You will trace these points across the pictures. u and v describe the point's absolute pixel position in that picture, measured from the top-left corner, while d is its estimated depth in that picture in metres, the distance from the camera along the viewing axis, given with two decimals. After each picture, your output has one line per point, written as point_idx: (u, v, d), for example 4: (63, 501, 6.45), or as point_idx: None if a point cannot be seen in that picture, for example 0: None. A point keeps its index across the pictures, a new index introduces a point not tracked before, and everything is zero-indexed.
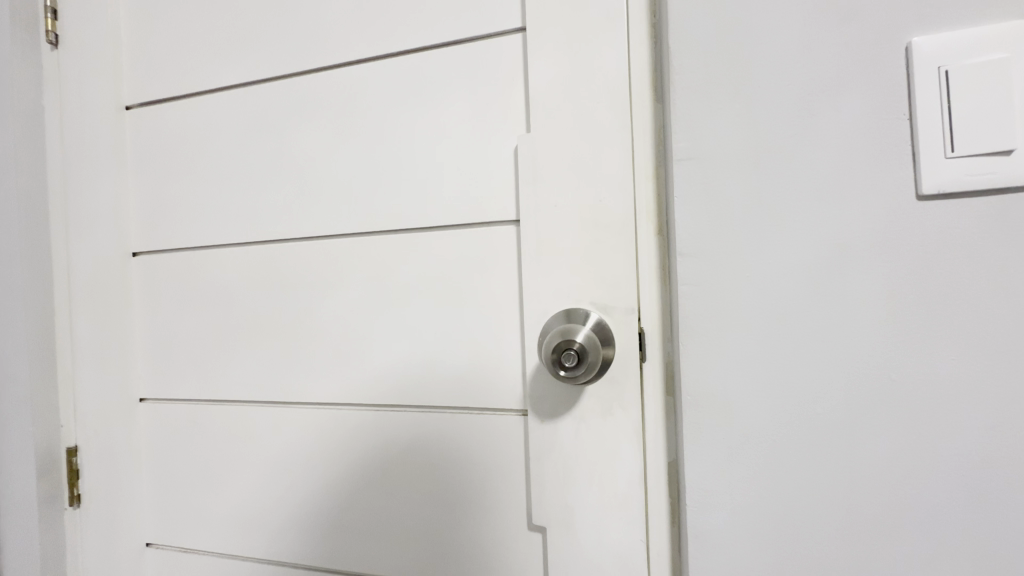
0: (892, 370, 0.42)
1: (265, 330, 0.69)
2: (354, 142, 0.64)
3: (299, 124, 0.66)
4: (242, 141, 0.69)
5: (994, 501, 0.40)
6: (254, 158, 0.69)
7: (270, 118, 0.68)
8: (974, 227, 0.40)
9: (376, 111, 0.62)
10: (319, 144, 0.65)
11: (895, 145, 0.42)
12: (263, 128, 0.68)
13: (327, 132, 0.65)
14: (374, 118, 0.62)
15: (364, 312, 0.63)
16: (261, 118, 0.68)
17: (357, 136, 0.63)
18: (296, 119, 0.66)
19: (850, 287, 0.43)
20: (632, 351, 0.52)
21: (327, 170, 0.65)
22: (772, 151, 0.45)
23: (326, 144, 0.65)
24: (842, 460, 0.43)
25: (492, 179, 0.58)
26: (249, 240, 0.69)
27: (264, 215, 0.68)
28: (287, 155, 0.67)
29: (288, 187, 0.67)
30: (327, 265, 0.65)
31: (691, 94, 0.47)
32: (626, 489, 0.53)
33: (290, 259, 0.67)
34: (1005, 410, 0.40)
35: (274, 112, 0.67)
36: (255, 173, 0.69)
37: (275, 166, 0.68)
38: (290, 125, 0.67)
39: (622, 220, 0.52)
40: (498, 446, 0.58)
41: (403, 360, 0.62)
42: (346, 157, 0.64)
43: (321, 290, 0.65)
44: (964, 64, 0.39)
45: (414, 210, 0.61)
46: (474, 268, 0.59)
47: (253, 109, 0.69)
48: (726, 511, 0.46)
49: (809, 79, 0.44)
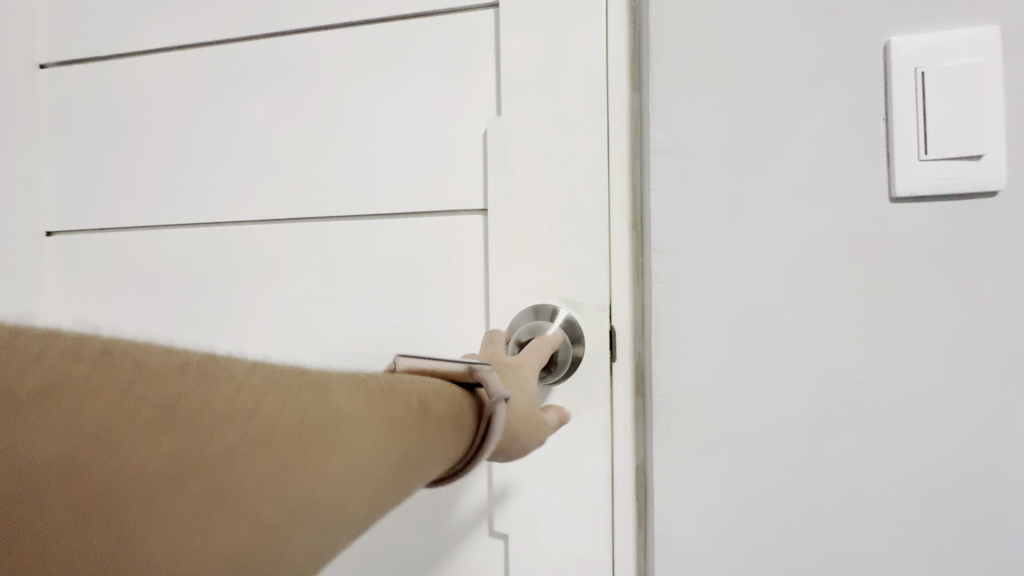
0: (860, 373, 0.42)
1: (206, 322, 0.62)
2: (306, 117, 0.58)
3: (245, 96, 0.60)
4: (178, 110, 0.63)
5: (951, 505, 0.41)
6: (195, 130, 0.62)
7: (212, 87, 0.61)
8: (942, 231, 0.40)
9: (334, 84, 0.57)
10: (271, 117, 0.59)
11: (871, 145, 0.41)
12: (204, 97, 0.62)
13: (278, 105, 0.59)
14: (329, 93, 0.57)
15: (318, 304, 0.59)
16: (203, 85, 0.62)
17: (311, 112, 0.58)
18: (242, 90, 0.60)
19: (823, 289, 0.42)
20: (602, 350, 0.50)
21: (276, 148, 0.59)
22: (750, 146, 0.43)
23: (275, 119, 0.59)
24: (809, 463, 0.43)
25: (457, 164, 0.54)
26: (186, 221, 0.63)
27: (205, 194, 0.62)
28: (231, 129, 0.61)
29: (234, 162, 0.61)
30: (275, 251, 0.60)
31: (670, 84, 0.45)
32: (592, 493, 0.50)
33: (234, 245, 0.61)
34: (964, 412, 0.40)
35: (217, 81, 0.61)
36: (194, 147, 0.62)
37: (217, 140, 0.61)
38: (236, 94, 0.60)
39: (595, 213, 0.50)
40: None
41: (357, 357, 0.57)
42: (298, 133, 0.59)
43: (269, 278, 0.60)
44: (940, 65, 0.39)
45: (372, 195, 0.57)
46: (440, 259, 0.55)
47: (192, 75, 0.62)
48: (694, 514, 0.45)
49: (789, 74, 0.43)
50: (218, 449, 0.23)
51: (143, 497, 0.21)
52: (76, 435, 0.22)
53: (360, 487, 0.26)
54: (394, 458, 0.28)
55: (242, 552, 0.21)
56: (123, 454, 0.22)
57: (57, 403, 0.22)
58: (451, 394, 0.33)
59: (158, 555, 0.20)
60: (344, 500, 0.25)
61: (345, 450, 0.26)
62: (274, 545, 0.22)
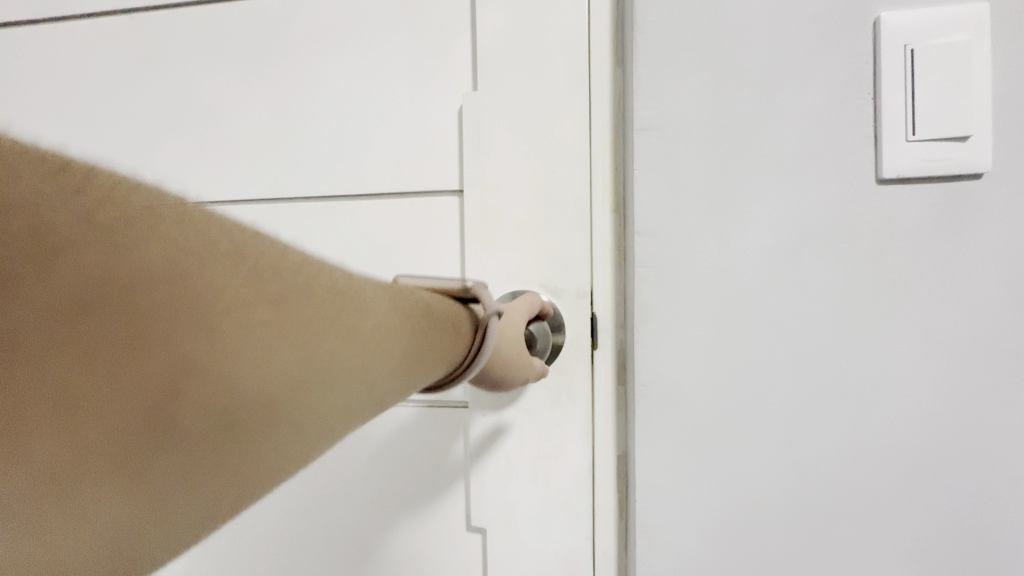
0: (843, 359, 0.41)
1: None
2: (270, 91, 0.55)
3: (204, 67, 0.56)
4: (130, 82, 0.58)
5: (928, 489, 0.41)
6: (152, 102, 0.58)
7: (166, 57, 0.57)
8: (928, 215, 0.39)
9: (298, 55, 0.54)
10: (233, 89, 0.56)
11: (858, 125, 0.40)
12: (157, 67, 0.57)
13: (239, 78, 0.55)
14: (294, 65, 0.54)
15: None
16: (158, 52, 0.57)
17: (274, 86, 0.54)
18: (200, 60, 0.56)
19: (807, 274, 0.41)
20: (582, 337, 0.48)
21: (238, 124, 0.56)
22: (736, 125, 0.42)
23: (237, 93, 0.55)
24: (791, 450, 0.42)
25: (431, 142, 0.51)
26: None
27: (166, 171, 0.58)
28: (189, 104, 0.57)
29: (196, 137, 0.57)
30: None
31: (655, 59, 0.43)
32: (572, 484, 0.49)
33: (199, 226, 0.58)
34: (945, 398, 0.40)
35: (172, 50, 0.57)
36: (149, 122, 0.58)
37: (174, 115, 0.57)
38: (193, 65, 0.56)
39: (575, 194, 0.47)
40: (439, 453, 0.53)
41: None
42: (261, 108, 0.55)
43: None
44: (931, 43, 0.38)
45: (341, 174, 0.53)
46: (415, 242, 0.52)
47: (144, 43, 0.57)
48: (676, 503, 0.45)
49: (777, 50, 0.41)
50: (285, 292, 0.21)
51: (221, 320, 0.19)
52: (142, 247, 0.18)
53: (388, 357, 0.26)
54: (411, 341, 0.28)
55: (304, 387, 0.21)
56: (200, 273, 0.19)
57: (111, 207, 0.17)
58: (451, 307, 0.33)
59: (237, 377, 0.19)
60: (373, 363, 0.25)
61: (378, 322, 0.26)
62: (328, 386, 0.22)
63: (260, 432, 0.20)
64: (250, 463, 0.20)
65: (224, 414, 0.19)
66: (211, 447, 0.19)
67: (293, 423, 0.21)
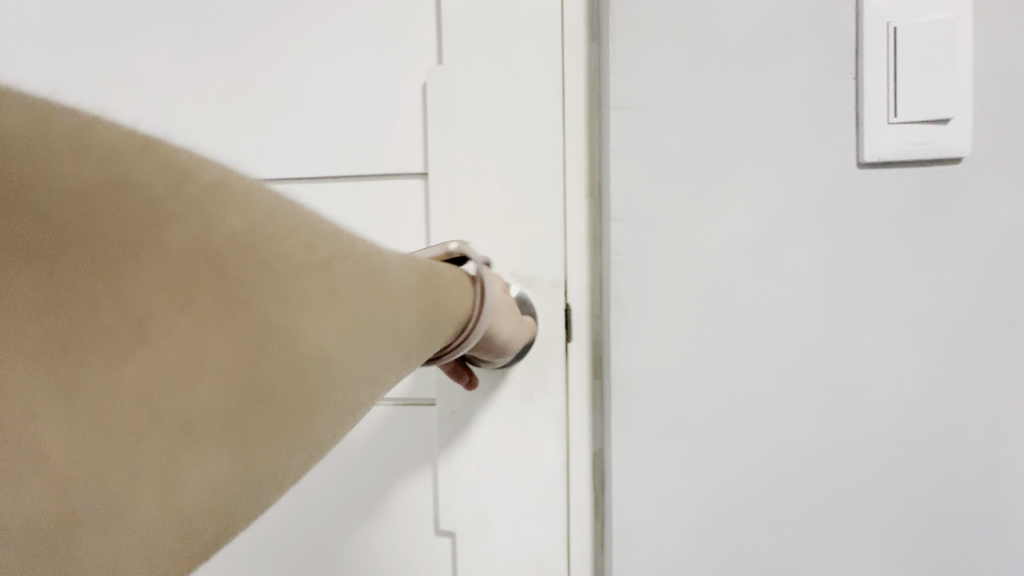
0: (822, 349, 0.40)
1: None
2: (218, 65, 0.50)
3: (140, 36, 0.51)
4: (51, 47, 0.52)
5: (905, 479, 0.40)
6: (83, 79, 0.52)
7: (95, 22, 0.51)
8: (908, 200, 0.38)
9: (248, 26, 0.49)
10: (176, 65, 0.51)
11: (840, 107, 0.38)
12: (84, 33, 0.51)
13: (183, 49, 0.51)
14: (245, 36, 0.50)
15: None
16: (88, 23, 0.51)
17: (223, 59, 0.50)
18: (135, 28, 0.51)
19: (787, 262, 0.40)
20: (556, 329, 0.46)
21: (182, 100, 0.51)
22: (716, 105, 0.40)
23: (180, 66, 0.51)
24: (770, 443, 0.41)
25: (394, 121, 0.48)
26: None
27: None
28: (123, 74, 0.52)
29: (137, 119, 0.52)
30: None
31: (633, 33, 0.40)
32: (546, 483, 0.47)
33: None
34: (922, 387, 0.39)
35: (102, 14, 0.51)
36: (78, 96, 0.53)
37: (107, 87, 0.52)
38: (128, 32, 0.51)
39: (549, 178, 0.45)
40: (410, 453, 0.50)
41: None
42: (209, 84, 0.51)
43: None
44: (914, 20, 0.36)
45: (297, 155, 0.49)
46: (378, 232, 0.49)
47: (67, 4, 0.51)
48: (654, 500, 0.43)
49: (758, 26, 0.39)
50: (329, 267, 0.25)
51: (290, 277, 0.22)
52: (226, 220, 0.21)
53: (405, 331, 0.29)
54: (422, 321, 0.30)
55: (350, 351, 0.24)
56: (268, 244, 0.22)
57: (201, 189, 0.20)
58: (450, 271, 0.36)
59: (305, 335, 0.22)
60: (394, 336, 0.28)
61: (400, 300, 0.29)
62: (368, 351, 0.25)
63: (320, 385, 0.22)
64: (319, 414, 0.22)
65: (299, 366, 0.22)
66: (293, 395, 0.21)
67: (351, 367, 0.24)
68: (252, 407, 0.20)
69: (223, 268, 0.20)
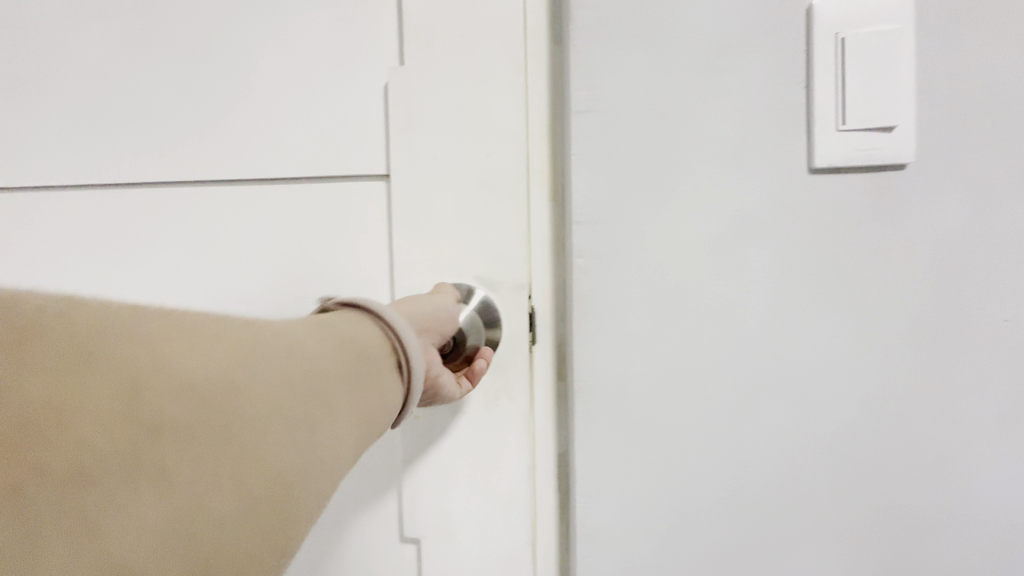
0: (778, 348, 0.41)
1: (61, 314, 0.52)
2: (176, 62, 0.49)
3: (99, 34, 0.50)
4: (13, 47, 0.51)
5: (856, 471, 0.42)
6: (41, 82, 0.51)
7: (56, 20, 0.50)
8: (856, 204, 0.40)
9: (207, 24, 0.48)
10: (134, 62, 0.49)
11: (792, 113, 0.40)
12: (45, 31, 0.51)
13: (141, 46, 0.49)
14: (203, 34, 0.48)
15: (200, 288, 0.50)
16: (49, 20, 0.50)
17: (182, 57, 0.49)
18: (94, 25, 0.50)
19: (744, 263, 0.41)
20: (521, 331, 0.46)
21: (138, 98, 0.50)
22: (675, 110, 0.41)
23: (138, 63, 0.49)
24: (730, 440, 0.42)
25: (355, 121, 0.47)
26: (29, 183, 0.52)
27: (57, 159, 0.51)
28: (81, 73, 0.50)
29: (92, 121, 0.50)
30: (142, 222, 0.51)
31: (594, 38, 0.41)
32: (512, 487, 0.47)
33: (96, 221, 0.51)
34: (872, 383, 0.41)
35: (62, 12, 0.50)
36: (33, 94, 0.51)
37: (64, 86, 0.51)
38: (87, 30, 0.50)
39: (512, 179, 0.44)
40: (374, 460, 0.49)
41: None
42: (166, 82, 0.49)
43: (138, 260, 0.51)
44: (861, 31, 0.38)
45: (256, 155, 0.48)
46: (338, 236, 0.48)
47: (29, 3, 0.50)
48: (617, 500, 0.43)
49: (715, 33, 0.40)
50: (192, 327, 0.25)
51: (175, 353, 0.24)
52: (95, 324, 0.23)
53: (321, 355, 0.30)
54: (345, 347, 0.31)
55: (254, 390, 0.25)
56: (139, 327, 0.24)
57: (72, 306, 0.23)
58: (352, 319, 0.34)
59: (197, 401, 0.23)
60: (322, 376, 0.29)
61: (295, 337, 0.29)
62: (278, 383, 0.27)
63: (236, 443, 0.24)
64: (245, 457, 0.24)
65: (205, 428, 0.23)
66: (211, 454, 0.23)
67: (268, 416, 0.26)
68: (166, 482, 0.22)
69: (99, 363, 0.22)
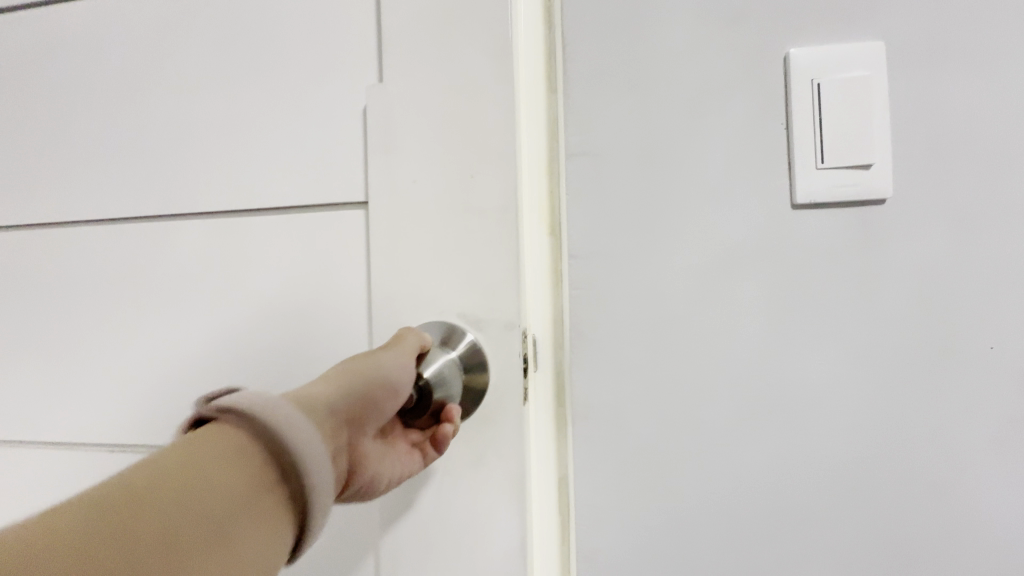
0: (772, 380, 0.41)
1: (41, 346, 0.50)
2: (158, 94, 0.47)
3: (90, 71, 0.49)
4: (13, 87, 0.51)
5: (855, 504, 0.41)
6: (37, 119, 0.51)
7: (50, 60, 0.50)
8: (839, 238, 0.40)
9: (187, 55, 0.47)
10: (121, 97, 0.49)
11: (774, 152, 0.41)
12: (41, 71, 0.51)
13: (126, 82, 0.48)
14: (184, 66, 0.47)
15: (168, 324, 0.47)
16: (44, 61, 0.50)
17: (163, 90, 0.47)
18: (85, 63, 0.49)
19: (735, 296, 0.41)
20: (512, 375, 0.41)
21: (122, 133, 0.48)
22: (664, 146, 0.41)
23: (123, 97, 0.48)
24: (729, 472, 0.41)
25: (330, 149, 0.43)
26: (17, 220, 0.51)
27: (45, 194, 0.50)
28: (72, 110, 0.50)
29: (81, 153, 0.49)
30: (119, 258, 0.48)
31: (585, 79, 0.42)
32: (503, 556, 0.41)
33: (75, 254, 0.49)
34: (865, 413, 0.41)
35: (56, 51, 0.50)
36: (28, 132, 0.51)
37: (56, 123, 0.50)
38: (79, 69, 0.50)
39: (499, 205, 0.41)
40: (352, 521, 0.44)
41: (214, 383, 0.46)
42: (148, 115, 0.48)
43: (113, 297, 0.48)
44: (834, 77, 0.40)
45: (230, 187, 0.45)
46: (305, 269, 0.44)
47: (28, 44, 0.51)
48: (613, 532, 0.42)
49: (699, 75, 0.41)
50: None
51: None
52: None
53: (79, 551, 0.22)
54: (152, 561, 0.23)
55: None
56: None
57: None
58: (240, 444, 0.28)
59: None
60: None
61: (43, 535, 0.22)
62: None
63: None
64: None
65: None
66: None
67: None
68: None
69: None
